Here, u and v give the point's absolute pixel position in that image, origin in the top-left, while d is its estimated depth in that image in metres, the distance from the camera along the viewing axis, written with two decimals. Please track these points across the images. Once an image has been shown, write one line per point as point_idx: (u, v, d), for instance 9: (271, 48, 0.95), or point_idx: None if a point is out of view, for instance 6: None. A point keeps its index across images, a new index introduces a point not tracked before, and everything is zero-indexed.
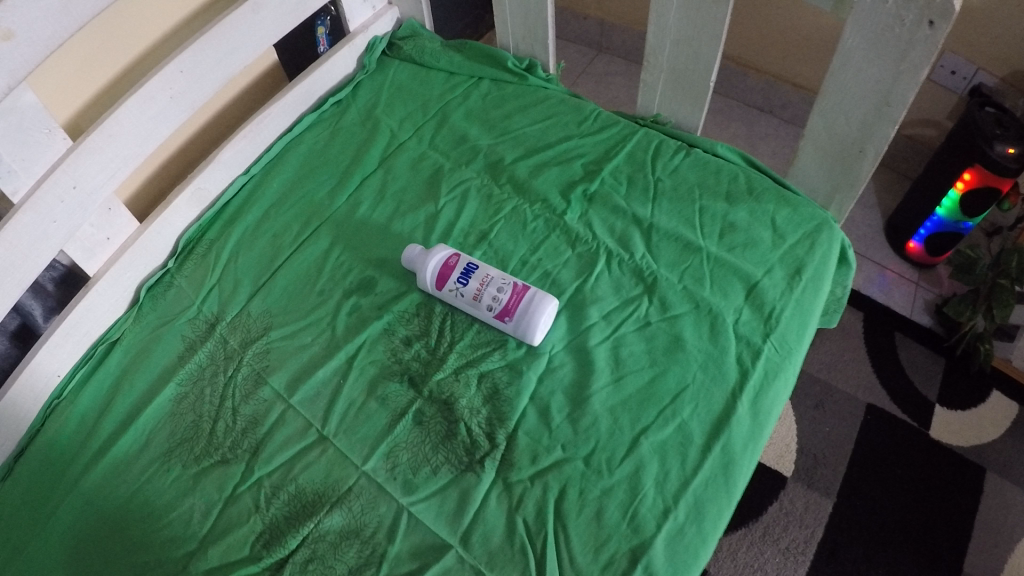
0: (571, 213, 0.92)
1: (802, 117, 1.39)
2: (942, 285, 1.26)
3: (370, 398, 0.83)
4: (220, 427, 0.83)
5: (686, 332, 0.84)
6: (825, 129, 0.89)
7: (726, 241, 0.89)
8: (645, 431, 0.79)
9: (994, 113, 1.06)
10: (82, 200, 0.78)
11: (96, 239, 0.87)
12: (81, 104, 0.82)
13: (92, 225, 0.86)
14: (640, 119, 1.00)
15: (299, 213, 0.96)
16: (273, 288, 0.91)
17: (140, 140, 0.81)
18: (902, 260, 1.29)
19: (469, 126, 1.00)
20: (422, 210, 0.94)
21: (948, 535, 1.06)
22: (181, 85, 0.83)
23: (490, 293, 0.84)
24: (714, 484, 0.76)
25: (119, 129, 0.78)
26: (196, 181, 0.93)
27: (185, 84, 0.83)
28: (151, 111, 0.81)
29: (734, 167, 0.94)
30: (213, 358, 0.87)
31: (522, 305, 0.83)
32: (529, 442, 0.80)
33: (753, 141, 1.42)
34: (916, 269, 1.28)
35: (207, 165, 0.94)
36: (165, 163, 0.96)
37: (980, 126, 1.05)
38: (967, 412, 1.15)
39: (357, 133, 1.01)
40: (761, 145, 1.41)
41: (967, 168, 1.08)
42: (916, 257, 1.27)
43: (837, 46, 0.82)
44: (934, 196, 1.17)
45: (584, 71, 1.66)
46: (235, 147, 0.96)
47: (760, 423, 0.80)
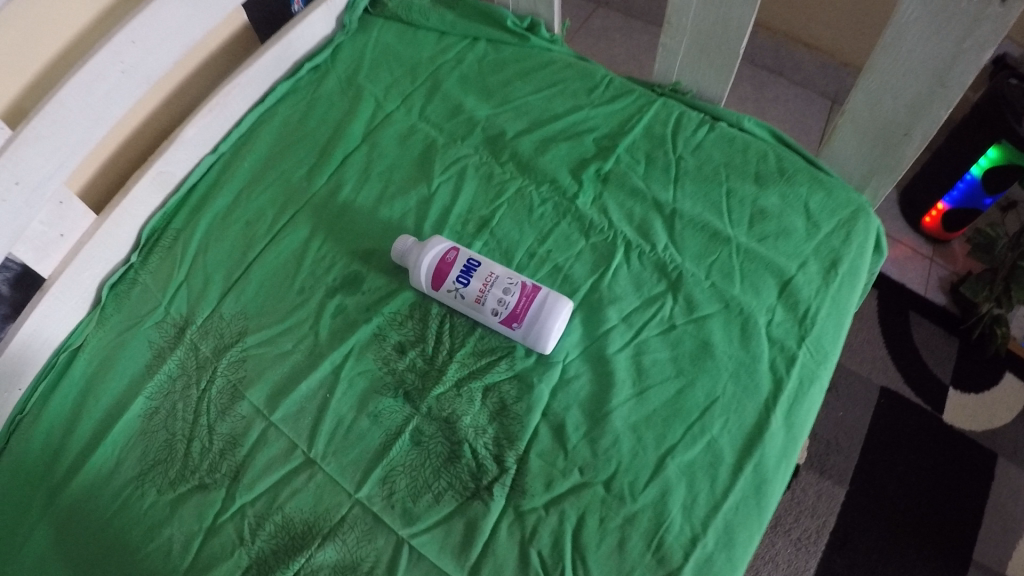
0: (584, 195, 0.82)
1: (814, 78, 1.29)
2: (957, 262, 1.17)
3: (361, 415, 0.74)
4: (196, 448, 0.74)
5: (715, 337, 0.75)
6: (867, 108, 0.79)
7: (756, 230, 0.80)
8: (672, 450, 0.71)
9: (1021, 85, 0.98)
10: (28, 197, 0.66)
11: (47, 237, 0.77)
12: (26, 84, 0.69)
13: (42, 222, 0.76)
14: (657, 87, 0.89)
15: (275, 195, 0.84)
16: (247, 285, 0.80)
17: (88, 123, 0.69)
18: (915, 233, 1.20)
19: (464, 94, 0.88)
20: (413, 193, 0.83)
21: (963, 526, 1.00)
22: (132, 57, 0.70)
23: (494, 296, 0.74)
24: (746, 508, 0.68)
25: (65, 114, 0.66)
26: (158, 165, 0.82)
27: (138, 55, 0.71)
28: (100, 89, 0.68)
29: (762, 144, 0.84)
30: (183, 367, 0.77)
31: (532, 310, 0.73)
32: (543, 466, 0.71)
33: (762, 103, 1.32)
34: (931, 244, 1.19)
35: (169, 145, 0.82)
36: (126, 143, 0.84)
37: (1008, 100, 0.97)
38: (981, 395, 1.08)
39: (337, 101, 0.89)
40: (771, 108, 1.30)
41: (993, 143, 1.00)
42: (932, 232, 1.18)
43: (890, 19, 0.72)
44: (953, 169, 1.08)
45: (582, 26, 1.53)
46: (200, 123, 0.84)
47: (793, 437, 0.71)
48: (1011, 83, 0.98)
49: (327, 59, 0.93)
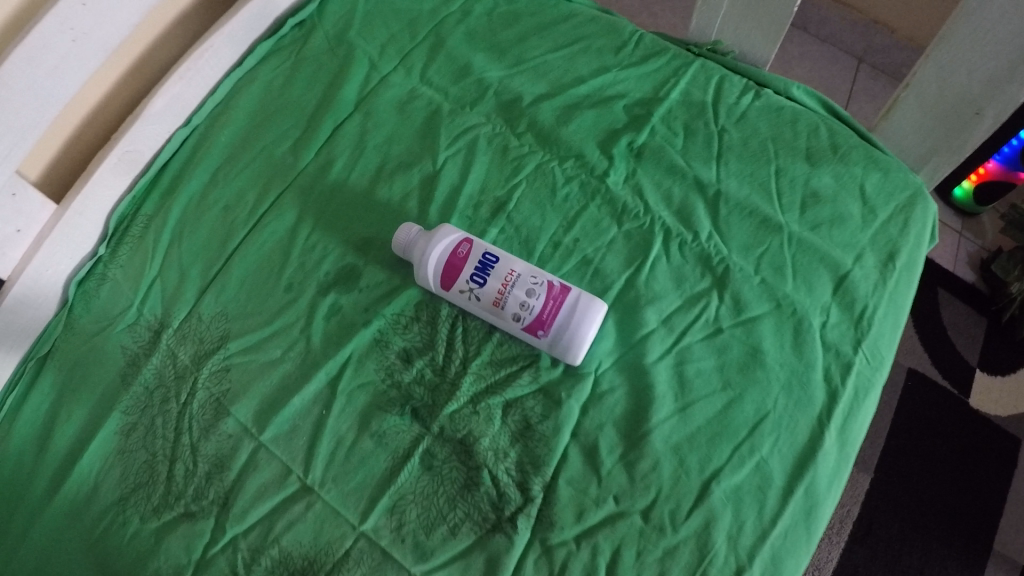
0: (615, 173, 0.71)
1: (841, 37, 1.16)
2: (987, 237, 1.10)
3: (362, 436, 0.63)
4: (179, 471, 0.64)
5: (765, 342, 0.66)
6: (933, 81, 0.70)
7: (809, 216, 0.70)
8: (717, 474, 0.62)
9: None
10: None
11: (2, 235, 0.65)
12: None
13: None
14: (694, 46, 0.78)
15: (255, 174, 0.74)
16: (229, 280, 0.69)
17: (37, 104, 0.59)
18: (944, 205, 1.12)
19: (472, 52, 0.77)
20: (416, 169, 0.72)
21: (991, 517, 0.94)
22: (85, 22, 0.59)
23: (516, 299, 0.63)
24: (795, 535, 0.60)
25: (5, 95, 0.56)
26: (123, 144, 0.71)
27: (90, 20, 0.59)
28: (47, 62, 0.58)
29: (812, 116, 0.74)
30: (160, 378, 0.67)
31: (561, 316, 0.63)
32: (573, 494, 0.62)
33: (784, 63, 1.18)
34: (960, 216, 1.12)
35: (134, 120, 0.71)
36: (89, 119, 0.72)
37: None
38: (1008, 378, 1.01)
39: (326, 62, 0.78)
40: (795, 67, 1.17)
41: None
42: (963, 204, 1.10)
43: None
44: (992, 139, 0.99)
45: None
46: (169, 93, 0.73)
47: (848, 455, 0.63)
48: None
49: (315, 14, 0.81)
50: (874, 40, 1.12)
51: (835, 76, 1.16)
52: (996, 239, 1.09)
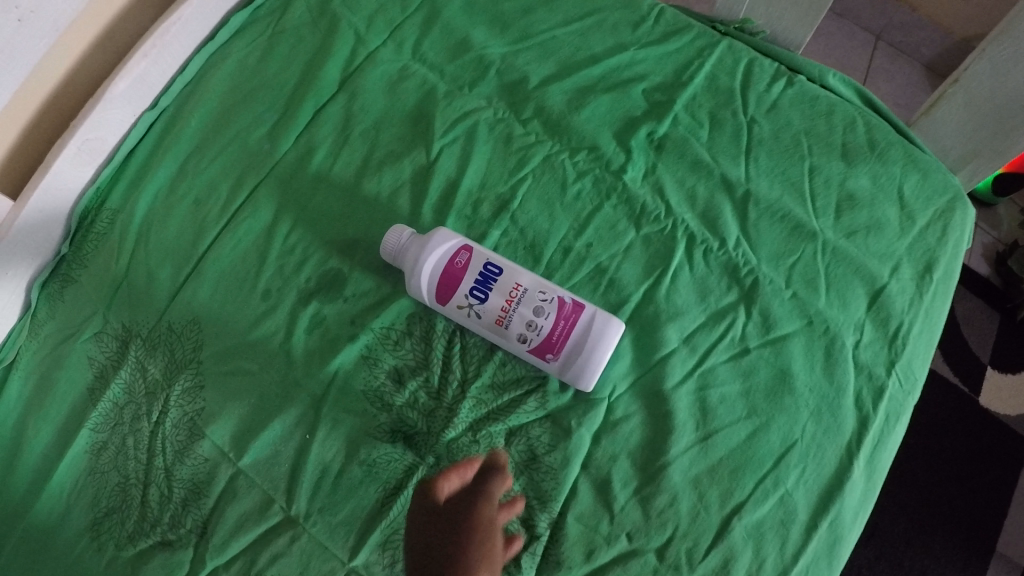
0: (633, 169, 0.64)
1: (858, 11, 1.06)
2: (1002, 228, 1.04)
3: (350, 464, 0.57)
4: (153, 497, 0.57)
5: (795, 364, 0.59)
6: (988, 77, 0.63)
7: (844, 222, 0.63)
8: (739, 509, 0.56)
9: None
10: None
11: None
12: None
13: None
14: (719, 25, 0.71)
15: (229, 164, 0.65)
16: (201, 285, 0.61)
17: None
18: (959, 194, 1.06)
19: (471, 25, 0.69)
20: (408, 160, 0.64)
21: (996, 519, 0.90)
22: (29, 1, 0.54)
23: (522, 318, 0.56)
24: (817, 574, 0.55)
25: None
26: (83, 131, 0.62)
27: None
28: None
29: (848, 107, 0.67)
30: (131, 393, 0.60)
31: (572, 339, 0.56)
32: (583, 532, 0.56)
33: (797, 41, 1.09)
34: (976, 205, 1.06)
35: (95, 104, 0.62)
36: (48, 104, 0.63)
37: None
38: (1019, 376, 0.97)
39: (307, 38, 0.69)
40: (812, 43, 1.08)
41: None
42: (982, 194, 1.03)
43: None
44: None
45: None
46: (133, 74, 0.64)
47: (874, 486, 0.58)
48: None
49: None
50: (894, 18, 1.04)
51: (851, 53, 1.07)
52: (1012, 232, 1.04)
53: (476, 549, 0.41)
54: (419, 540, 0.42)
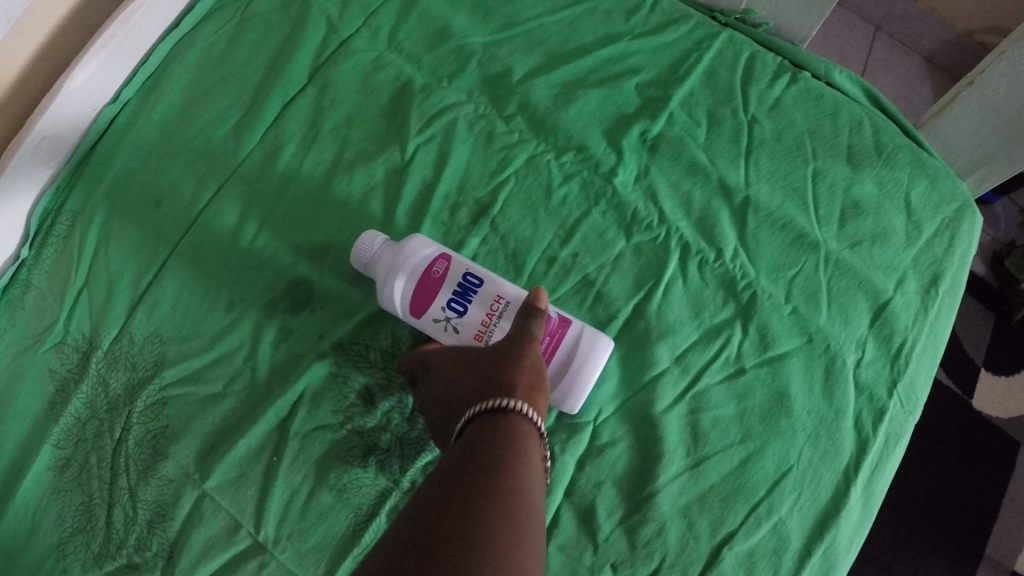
0: (624, 172, 0.59)
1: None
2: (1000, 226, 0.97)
3: (319, 489, 0.53)
4: (117, 518, 0.53)
5: (793, 385, 0.56)
6: (1008, 79, 0.59)
7: (848, 231, 0.60)
8: (730, 539, 0.53)
9: None
10: None
11: None
12: None
13: None
14: (719, 14, 0.66)
15: (193, 161, 0.60)
16: (162, 295, 0.56)
17: None
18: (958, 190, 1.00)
19: (452, 11, 0.64)
20: (381, 159, 0.59)
21: (985, 524, 0.85)
22: None
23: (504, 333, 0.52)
24: None
25: None
26: (39, 129, 0.56)
27: None
28: None
29: (855, 107, 0.63)
30: (92, 408, 0.55)
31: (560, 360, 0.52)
32: (565, 562, 0.53)
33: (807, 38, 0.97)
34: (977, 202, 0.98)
35: (51, 99, 0.56)
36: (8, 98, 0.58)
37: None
38: (1012, 378, 0.91)
39: (275, 22, 0.64)
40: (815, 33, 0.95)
41: None
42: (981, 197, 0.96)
43: None
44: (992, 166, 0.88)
45: None
46: (91, 66, 0.58)
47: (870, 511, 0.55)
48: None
49: None
50: (894, 7, 0.93)
51: (849, 42, 0.96)
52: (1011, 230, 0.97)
53: (530, 365, 0.46)
54: (470, 367, 0.48)
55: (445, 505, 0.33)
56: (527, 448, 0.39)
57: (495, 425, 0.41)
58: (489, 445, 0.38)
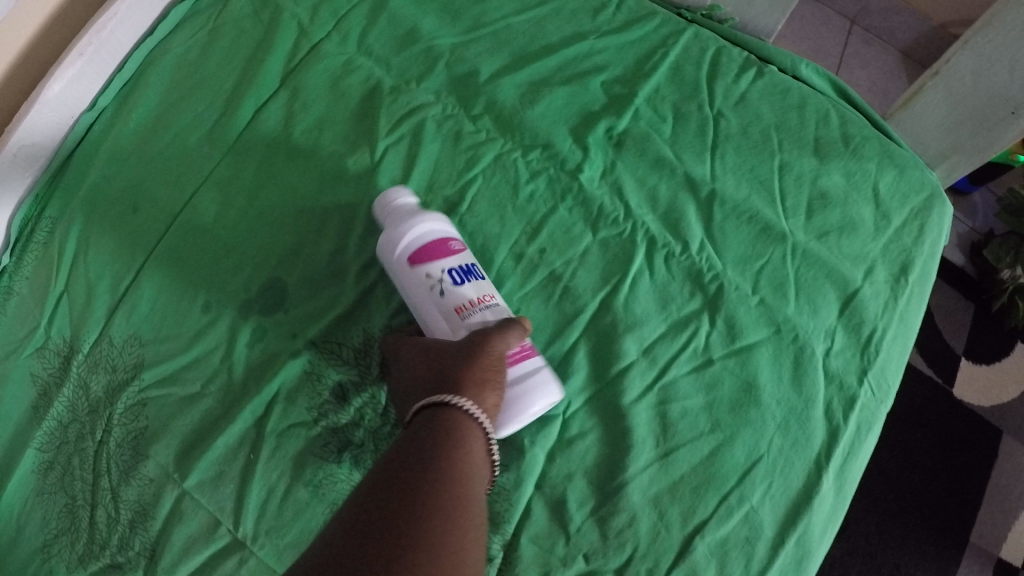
0: (590, 168, 0.60)
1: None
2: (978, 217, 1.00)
3: (296, 485, 0.53)
4: (100, 518, 0.54)
5: (761, 374, 0.56)
6: (971, 69, 0.60)
7: (816, 222, 0.60)
8: (702, 528, 0.53)
9: None
10: None
11: None
12: None
13: None
14: (685, 11, 0.67)
15: (169, 165, 0.61)
16: (139, 298, 0.57)
17: None
18: None
19: (421, 14, 0.65)
20: (351, 160, 0.60)
21: (970, 512, 0.87)
22: None
23: (485, 318, 0.49)
24: None
25: None
26: (18, 137, 0.60)
27: None
28: None
29: (821, 99, 0.64)
30: (74, 411, 0.56)
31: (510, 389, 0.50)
32: (537, 553, 0.53)
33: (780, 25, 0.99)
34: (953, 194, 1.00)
35: (30, 107, 0.60)
36: None
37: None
38: (993, 366, 0.94)
39: (248, 29, 0.65)
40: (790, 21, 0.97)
41: None
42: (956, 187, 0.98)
43: None
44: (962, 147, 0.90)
45: None
46: (67, 75, 0.61)
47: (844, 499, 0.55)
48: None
49: None
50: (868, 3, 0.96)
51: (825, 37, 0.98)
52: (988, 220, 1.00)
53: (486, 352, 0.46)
54: (423, 354, 0.48)
55: (362, 528, 0.35)
56: (464, 457, 0.40)
57: (436, 429, 0.42)
58: (427, 453, 0.40)
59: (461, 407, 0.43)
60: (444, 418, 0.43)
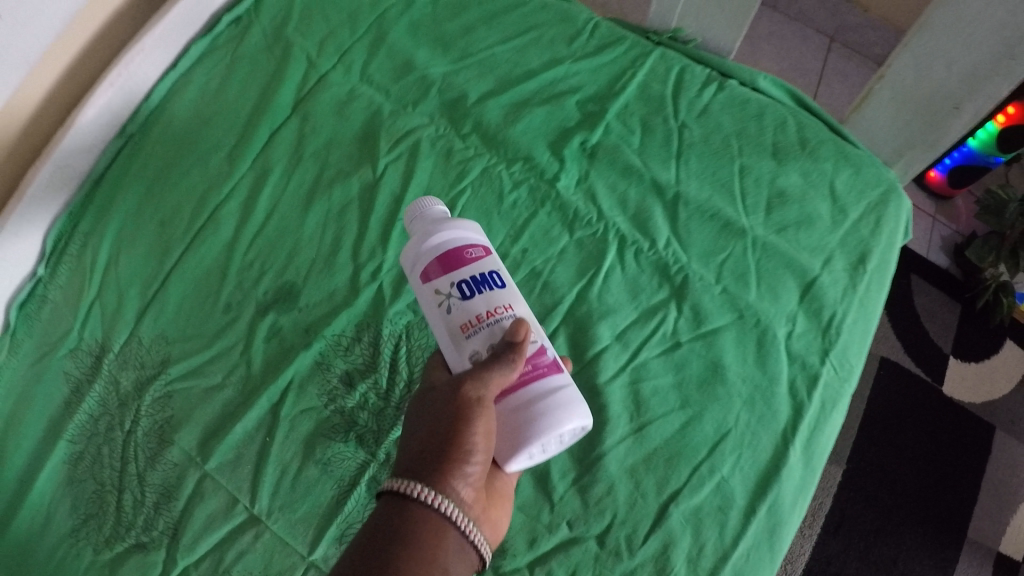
0: (566, 177, 0.68)
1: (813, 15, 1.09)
2: (960, 221, 1.08)
3: (307, 463, 0.59)
4: (127, 501, 0.60)
5: (726, 355, 0.62)
6: (913, 71, 0.66)
7: (774, 219, 0.66)
8: (676, 496, 0.58)
9: None
10: None
11: None
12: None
13: None
14: (653, 35, 0.75)
15: (193, 184, 0.69)
16: (167, 301, 0.65)
17: None
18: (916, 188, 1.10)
19: (415, 47, 0.74)
20: (356, 177, 0.68)
21: (965, 506, 0.91)
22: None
23: (487, 337, 0.50)
24: (759, 554, 0.56)
25: None
26: (55, 156, 0.68)
27: (3, 34, 0.58)
28: None
29: (780, 108, 0.71)
30: (105, 405, 0.63)
31: (545, 406, 0.48)
32: (525, 521, 0.59)
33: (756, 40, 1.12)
34: (932, 200, 1.09)
35: (66, 132, 0.68)
36: (27, 130, 0.69)
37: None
38: (981, 364, 1.00)
39: (262, 62, 0.74)
40: (764, 46, 1.11)
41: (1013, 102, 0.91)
42: (934, 186, 1.08)
43: None
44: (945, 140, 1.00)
45: None
46: (100, 103, 0.70)
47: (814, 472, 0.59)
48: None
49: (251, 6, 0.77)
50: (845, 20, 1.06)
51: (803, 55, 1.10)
52: (969, 223, 1.07)
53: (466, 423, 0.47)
54: (425, 413, 0.50)
55: None
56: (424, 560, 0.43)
57: (399, 525, 0.44)
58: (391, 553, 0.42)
59: (432, 503, 0.45)
60: (410, 513, 0.45)
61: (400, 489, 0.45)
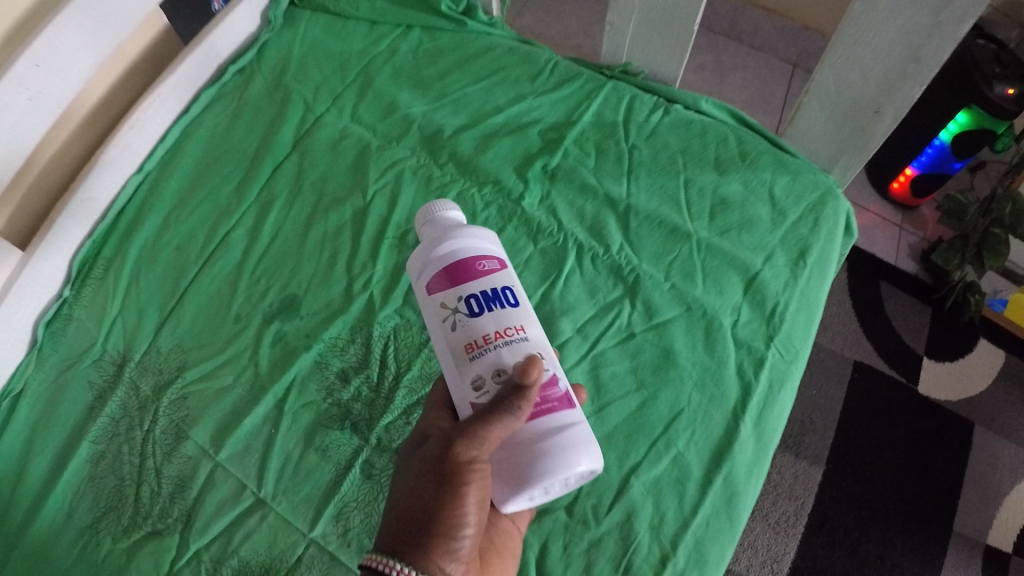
0: (530, 195, 0.77)
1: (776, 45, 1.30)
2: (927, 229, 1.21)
3: (308, 451, 0.68)
4: (145, 493, 0.67)
5: (677, 343, 0.69)
6: (834, 84, 0.74)
7: (717, 223, 0.74)
8: (636, 468, 0.64)
9: (993, 48, 0.99)
10: None
11: None
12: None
13: None
14: (606, 69, 0.86)
15: (204, 216, 0.80)
16: (182, 317, 0.75)
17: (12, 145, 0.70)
18: (884, 200, 1.23)
19: (397, 90, 0.85)
20: (348, 204, 0.79)
21: (949, 502, 1.00)
22: (39, 82, 0.69)
23: (493, 358, 0.52)
24: (717, 523, 0.61)
25: None
26: (81, 190, 0.78)
27: (43, 80, 0.70)
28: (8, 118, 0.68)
29: (722, 127, 0.79)
30: (125, 409, 0.71)
31: (561, 443, 0.49)
32: None
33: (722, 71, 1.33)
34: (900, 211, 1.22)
35: (92, 169, 0.79)
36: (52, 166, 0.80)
37: (977, 64, 0.99)
38: (955, 362, 1.10)
39: (265, 107, 0.86)
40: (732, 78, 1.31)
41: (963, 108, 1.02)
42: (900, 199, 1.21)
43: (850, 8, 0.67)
44: (913, 146, 1.12)
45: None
46: (123, 142, 0.81)
47: (765, 445, 0.65)
48: (976, 42, 0.99)
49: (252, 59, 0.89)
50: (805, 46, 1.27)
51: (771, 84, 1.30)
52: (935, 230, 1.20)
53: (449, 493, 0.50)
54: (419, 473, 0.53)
55: None
56: None
57: None
58: None
59: None
60: None
61: (378, 565, 0.50)
